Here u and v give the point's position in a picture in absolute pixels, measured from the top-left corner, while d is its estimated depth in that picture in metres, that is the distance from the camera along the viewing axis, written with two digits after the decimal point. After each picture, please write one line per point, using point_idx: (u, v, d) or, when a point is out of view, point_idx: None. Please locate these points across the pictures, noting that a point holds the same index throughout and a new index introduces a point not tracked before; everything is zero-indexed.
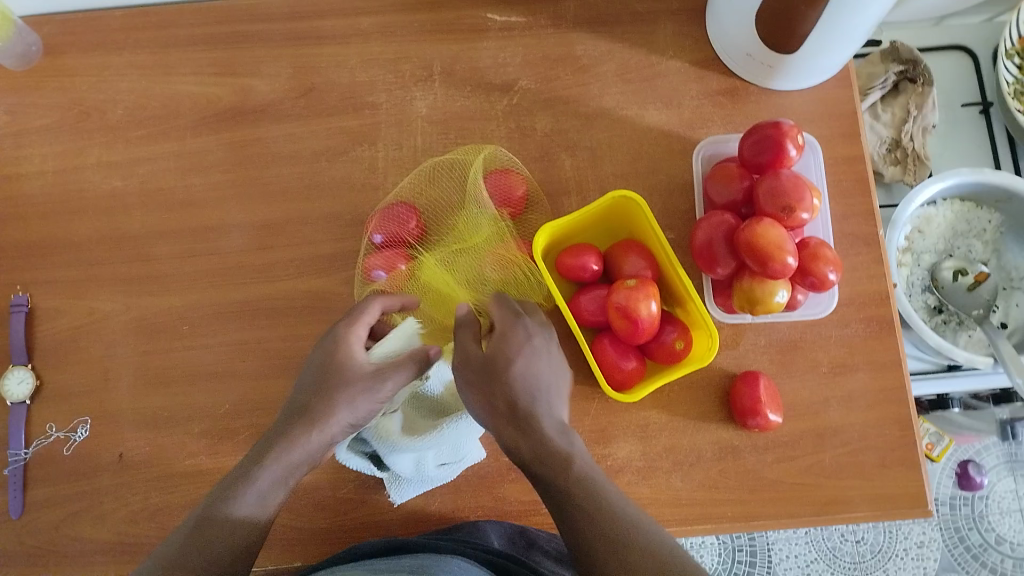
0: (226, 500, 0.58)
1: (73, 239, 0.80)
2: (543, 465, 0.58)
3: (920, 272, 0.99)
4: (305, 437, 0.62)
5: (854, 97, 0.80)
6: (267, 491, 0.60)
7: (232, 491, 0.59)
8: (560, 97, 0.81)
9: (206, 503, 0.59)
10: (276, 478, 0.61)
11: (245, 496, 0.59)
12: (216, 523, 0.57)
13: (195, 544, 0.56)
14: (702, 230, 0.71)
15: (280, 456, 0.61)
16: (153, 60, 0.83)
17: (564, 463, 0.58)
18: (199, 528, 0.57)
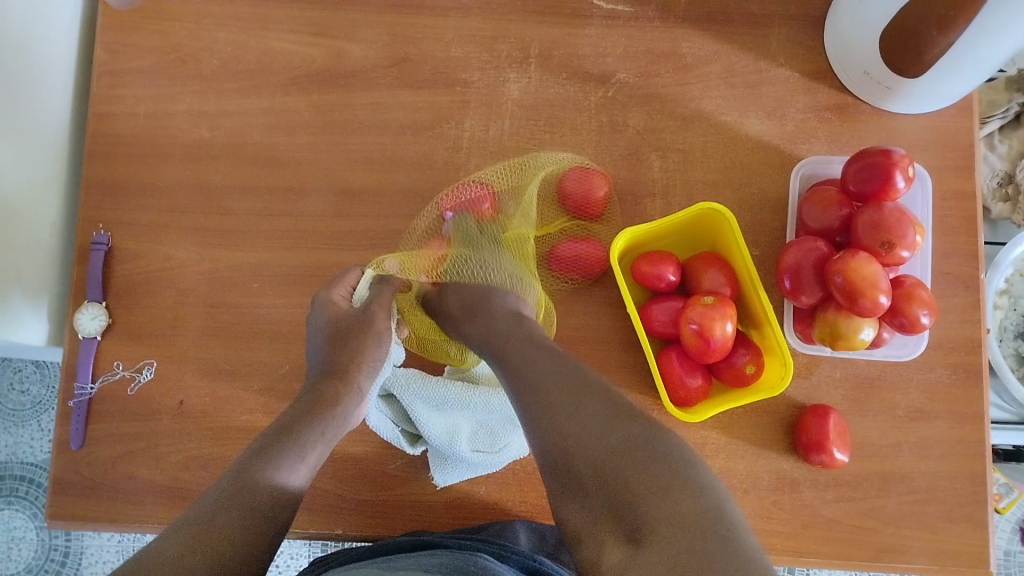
0: (265, 463, 0.57)
1: (157, 184, 0.81)
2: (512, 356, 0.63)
3: (1016, 318, 0.93)
4: (336, 389, 0.66)
5: (973, 128, 0.75)
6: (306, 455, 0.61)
7: (273, 457, 0.58)
8: (658, 94, 0.78)
9: (234, 469, 0.57)
10: (313, 443, 0.62)
11: (287, 464, 0.59)
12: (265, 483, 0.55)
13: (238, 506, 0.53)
14: (791, 254, 0.67)
15: (317, 421, 0.64)
16: (252, 13, 0.83)
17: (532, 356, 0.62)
18: (237, 489, 0.54)
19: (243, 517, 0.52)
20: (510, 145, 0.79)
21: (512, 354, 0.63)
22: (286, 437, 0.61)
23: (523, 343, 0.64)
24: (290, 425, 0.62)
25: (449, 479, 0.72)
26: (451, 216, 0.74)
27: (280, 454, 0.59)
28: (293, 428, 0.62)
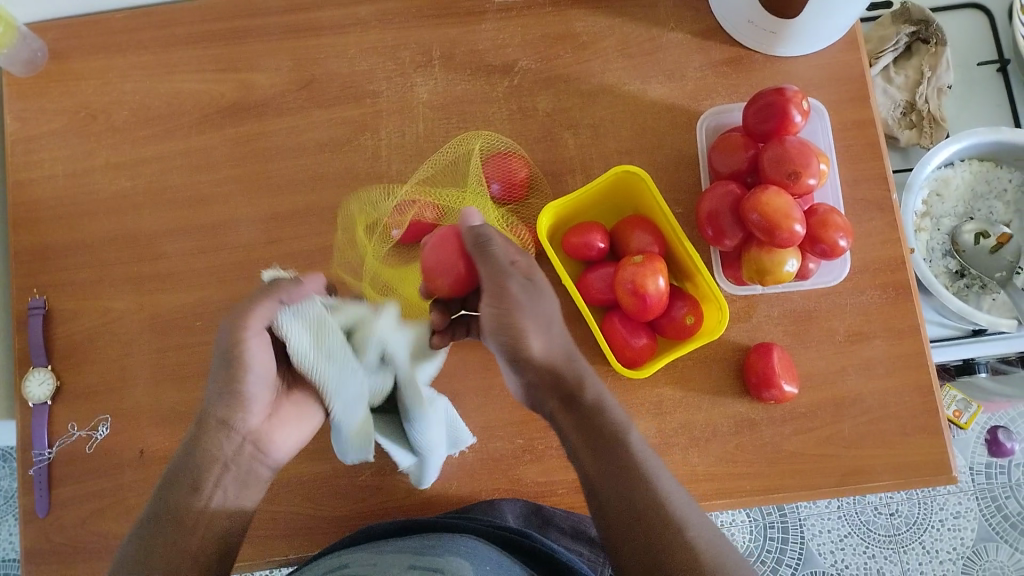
0: (178, 488, 0.61)
1: (86, 241, 0.82)
2: (602, 416, 0.63)
3: (940, 237, 0.97)
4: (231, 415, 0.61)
5: (862, 59, 0.79)
6: (214, 481, 0.61)
7: (184, 482, 0.61)
8: (561, 75, 0.80)
9: (164, 485, 0.62)
10: (221, 464, 0.62)
11: (194, 487, 0.61)
12: (175, 512, 0.60)
13: (156, 533, 0.59)
14: (708, 201, 0.71)
15: (224, 443, 0.62)
16: (155, 60, 0.84)
17: (620, 428, 0.63)
18: (156, 515, 0.60)
19: (156, 544, 0.58)
20: (427, 146, 0.80)
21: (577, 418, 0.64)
22: (194, 461, 0.61)
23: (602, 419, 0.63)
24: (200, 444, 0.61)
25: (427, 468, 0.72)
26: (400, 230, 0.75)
27: (190, 477, 0.61)
28: (199, 444, 0.61)
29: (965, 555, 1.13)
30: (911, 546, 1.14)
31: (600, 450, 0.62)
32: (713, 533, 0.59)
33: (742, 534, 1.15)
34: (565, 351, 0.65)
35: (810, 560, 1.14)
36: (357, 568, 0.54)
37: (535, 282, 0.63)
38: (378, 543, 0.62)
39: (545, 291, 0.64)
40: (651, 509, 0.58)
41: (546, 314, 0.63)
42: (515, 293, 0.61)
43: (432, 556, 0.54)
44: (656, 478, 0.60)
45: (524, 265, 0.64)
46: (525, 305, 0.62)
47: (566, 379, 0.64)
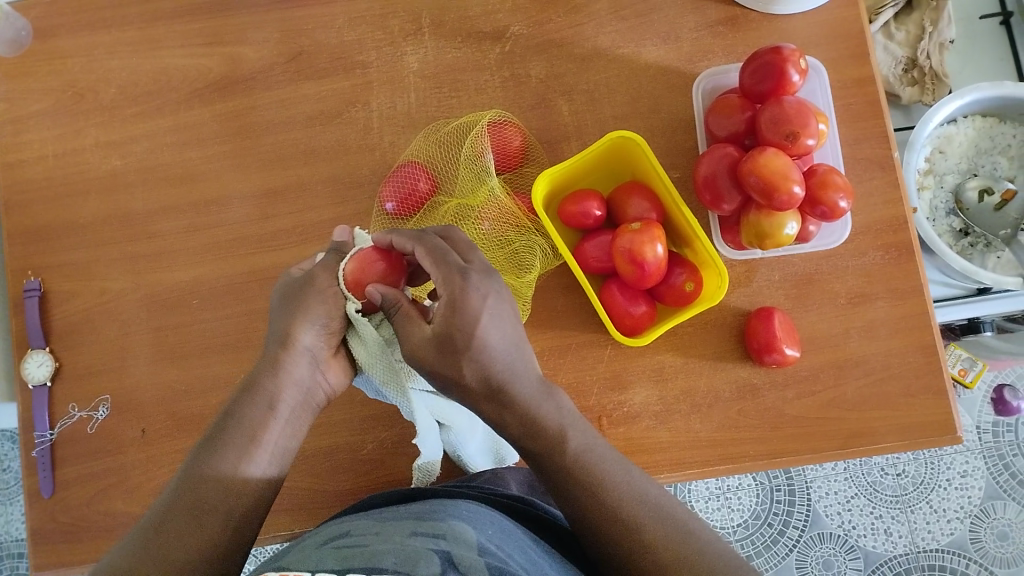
0: (210, 461, 0.55)
1: (78, 222, 0.81)
2: (535, 439, 0.56)
3: (944, 195, 0.96)
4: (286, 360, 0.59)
5: (861, 15, 0.77)
6: (265, 430, 0.57)
7: (221, 450, 0.55)
8: (553, 40, 0.79)
9: (189, 459, 0.56)
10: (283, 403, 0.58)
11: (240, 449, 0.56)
12: (212, 485, 0.54)
13: (189, 511, 0.53)
14: (705, 164, 0.70)
15: (291, 367, 0.59)
16: (141, 36, 0.82)
17: (557, 441, 0.55)
18: (180, 495, 0.53)
19: (200, 515, 0.53)
20: (419, 117, 0.79)
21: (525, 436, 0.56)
22: (243, 411, 0.57)
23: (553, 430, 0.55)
24: (271, 369, 0.59)
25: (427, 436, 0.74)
26: (392, 207, 0.75)
27: (230, 441, 0.56)
28: (264, 376, 0.58)
29: (972, 513, 1.12)
30: (918, 506, 1.14)
31: (548, 478, 0.56)
32: (680, 533, 0.51)
33: (749, 498, 1.16)
34: (496, 371, 0.56)
35: (817, 521, 1.14)
36: (356, 536, 0.53)
37: (440, 324, 0.56)
38: (380, 508, 0.62)
39: (460, 325, 0.55)
40: (601, 528, 0.52)
41: (457, 358, 0.55)
42: (418, 347, 0.56)
43: (433, 521, 0.53)
44: (603, 483, 0.54)
45: (441, 305, 0.56)
46: (430, 362, 0.56)
47: (485, 403, 0.56)
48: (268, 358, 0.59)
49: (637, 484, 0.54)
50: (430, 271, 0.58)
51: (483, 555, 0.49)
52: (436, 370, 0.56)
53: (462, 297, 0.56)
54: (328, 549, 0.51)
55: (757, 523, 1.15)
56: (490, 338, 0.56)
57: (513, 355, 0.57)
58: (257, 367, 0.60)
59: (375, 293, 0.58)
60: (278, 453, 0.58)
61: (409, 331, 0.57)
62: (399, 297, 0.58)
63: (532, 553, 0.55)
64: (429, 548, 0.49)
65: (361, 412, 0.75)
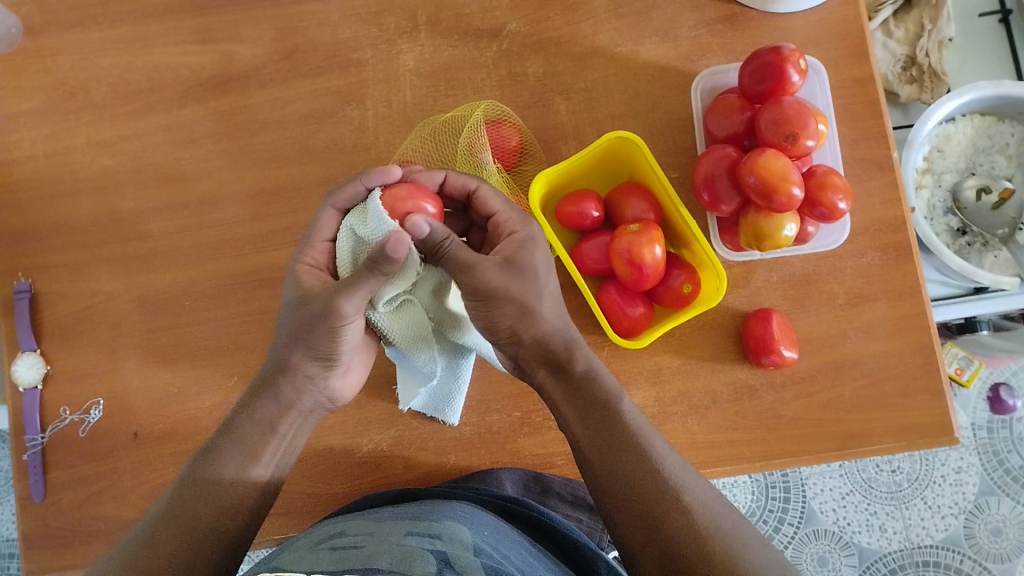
0: (207, 476, 0.56)
1: (69, 222, 0.80)
2: (591, 385, 0.60)
3: (942, 194, 0.96)
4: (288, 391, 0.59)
5: (861, 13, 0.76)
6: (264, 449, 0.59)
7: (220, 464, 0.56)
8: (551, 38, 0.78)
9: (185, 470, 0.57)
10: (282, 427, 0.60)
11: (241, 472, 0.57)
12: (211, 501, 0.55)
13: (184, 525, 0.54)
14: (704, 164, 0.70)
15: (293, 393, 0.60)
16: (132, 33, 0.81)
17: (614, 396, 0.59)
18: (175, 509, 0.54)
19: (192, 529, 0.54)
20: (414, 115, 0.78)
21: (586, 383, 0.60)
22: (246, 427, 0.58)
23: (611, 387, 0.60)
24: (276, 392, 0.59)
25: (423, 431, 0.74)
26: None
27: (230, 457, 0.57)
28: (267, 397, 0.59)
29: (966, 509, 1.13)
30: (913, 503, 1.14)
31: (596, 426, 0.58)
32: (715, 503, 0.54)
33: (744, 495, 1.16)
34: (558, 320, 0.62)
35: (812, 518, 1.14)
36: (351, 536, 0.52)
37: (514, 250, 0.60)
38: (379, 508, 0.62)
39: (535, 255, 0.60)
40: (645, 481, 0.54)
41: (531, 288, 0.59)
42: (490, 272, 0.57)
43: (429, 521, 0.52)
44: (651, 444, 0.57)
45: (513, 236, 0.60)
46: (503, 285, 0.58)
47: (557, 349, 0.61)
48: (272, 379, 0.59)
49: (676, 455, 0.58)
50: (498, 208, 0.62)
51: (480, 556, 0.49)
52: (510, 295, 0.58)
53: (539, 234, 0.61)
54: (323, 548, 0.50)
55: (753, 520, 1.15)
56: (551, 285, 0.62)
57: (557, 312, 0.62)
58: (260, 378, 0.60)
59: (421, 223, 0.54)
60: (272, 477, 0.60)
61: (477, 260, 0.57)
62: (448, 235, 0.56)
63: (526, 553, 0.55)
64: (423, 548, 0.48)
65: (356, 414, 0.74)
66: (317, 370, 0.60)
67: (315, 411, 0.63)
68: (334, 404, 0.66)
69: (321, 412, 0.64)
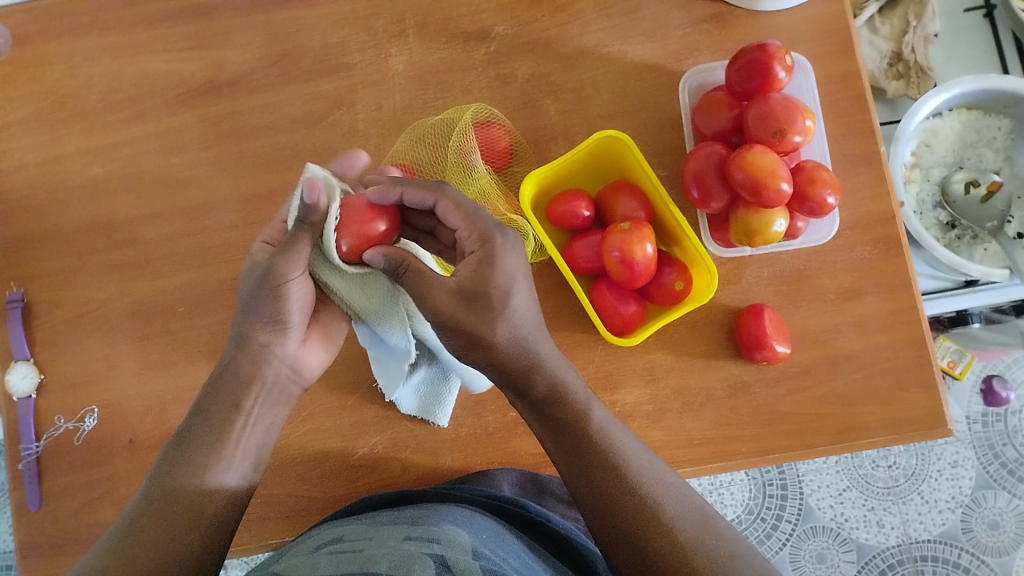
0: (175, 469, 0.55)
1: (61, 231, 0.80)
2: (558, 405, 0.57)
3: (931, 188, 0.96)
4: (242, 364, 0.59)
5: (846, 10, 0.77)
6: (232, 428, 0.58)
7: (188, 451, 0.56)
8: (539, 39, 0.78)
9: (155, 467, 0.57)
10: (247, 405, 0.59)
11: (209, 457, 0.56)
12: (188, 492, 0.54)
13: (159, 513, 0.54)
14: (693, 161, 0.70)
15: (252, 366, 0.59)
16: (122, 41, 0.81)
17: (583, 410, 0.58)
18: (148, 503, 0.54)
19: (167, 519, 0.53)
20: (404, 118, 0.78)
21: (552, 403, 0.57)
22: (210, 410, 0.58)
23: (579, 401, 0.58)
24: (233, 368, 0.59)
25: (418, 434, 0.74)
26: None
27: (198, 445, 0.56)
28: (226, 375, 0.59)
29: (963, 503, 1.13)
30: (910, 497, 1.14)
31: (568, 446, 0.57)
32: (697, 515, 0.55)
33: (741, 493, 1.16)
34: (524, 336, 0.56)
35: (810, 515, 1.14)
36: (350, 541, 0.52)
37: (469, 278, 0.54)
38: (373, 513, 0.62)
39: (494, 283, 0.54)
40: (623, 505, 0.54)
41: (491, 317, 0.54)
42: (441, 303, 0.54)
43: (427, 526, 0.52)
44: (625, 461, 0.56)
45: (472, 259, 0.55)
46: (455, 314, 0.53)
47: (516, 373, 0.56)
48: (231, 358, 0.59)
49: (653, 464, 0.57)
50: (457, 224, 0.57)
51: (479, 559, 0.49)
52: (463, 329, 0.54)
53: (499, 254, 0.55)
54: (322, 554, 0.50)
55: (750, 517, 1.15)
56: (520, 303, 0.56)
57: (532, 329, 0.57)
58: (219, 364, 0.60)
59: (376, 257, 0.56)
60: (248, 460, 0.58)
61: (428, 288, 0.54)
62: (405, 258, 0.56)
63: (524, 556, 0.55)
64: (423, 553, 0.48)
65: (352, 417, 0.74)
66: (270, 339, 0.60)
67: (283, 389, 0.62)
68: (308, 385, 0.65)
69: (293, 389, 0.63)
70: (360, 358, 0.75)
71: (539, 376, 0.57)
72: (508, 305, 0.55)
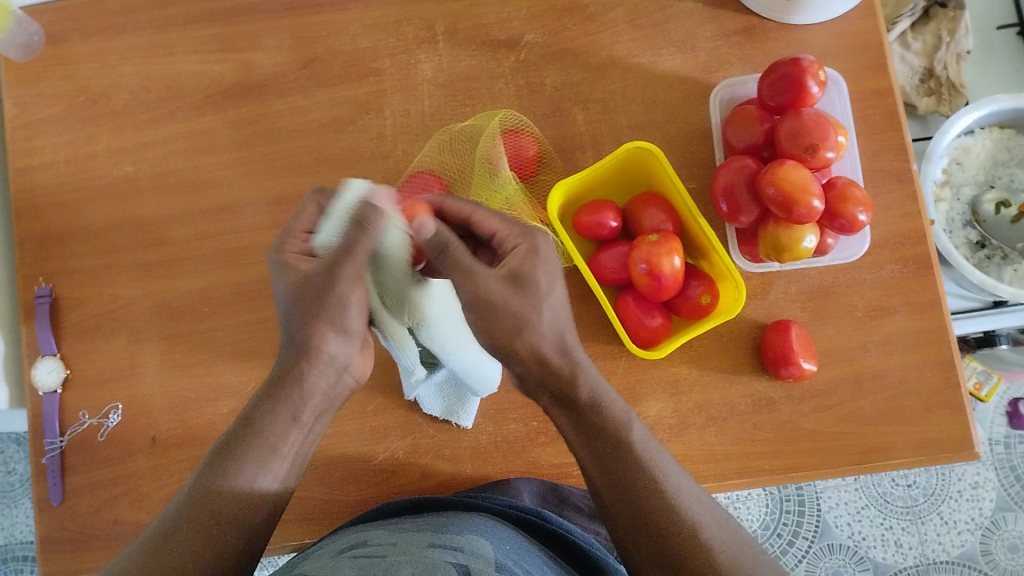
0: (229, 471, 0.55)
1: (89, 229, 0.81)
2: (598, 413, 0.58)
3: (960, 207, 0.95)
4: (305, 372, 0.59)
5: (880, 25, 0.76)
6: (287, 438, 0.58)
7: (241, 458, 0.56)
8: (569, 48, 0.78)
9: (204, 468, 0.56)
10: (306, 413, 0.59)
11: (261, 463, 0.56)
12: (237, 493, 0.54)
13: (206, 525, 0.53)
14: (723, 175, 0.70)
15: (315, 375, 0.59)
16: (154, 41, 0.82)
17: (622, 421, 0.58)
18: (197, 506, 0.54)
19: (218, 522, 0.54)
20: (432, 124, 0.78)
21: (591, 406, 0.58)
22: (265, 417, 0.57)
23: (618, 408, 0.59)
24: (294, 376, 0.59)
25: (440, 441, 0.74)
26: None
27: (251, 452, 0.56)
28: (288, 383, 0.59)
29: (983, 525, 1.11)
30: (929, 518, 1.12)
31: (605, 456, 0.57)
32: (733, 535, 0.55)
33: (758, 508, 1.15)
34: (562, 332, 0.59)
35: (827, 532, 1.13)
36: (374, 546, 0.52)
37: (516, 264, 0.57)
38: (398, 518, 0.62)
39: (536, 270, 0.58)
40: (660, 523, 0.54)
41: (534, 301, 0.57)
42: (486, 285, 0.56)
43: (451, 534, 0.52)
44: (664, 476, 0.56)
45: (517, 249, 0.58)
46: (503, 297, 0.56)
47: (556, 368, 0.58)
48: (291, 366, 0.59)
49: (687, 481, 0.58)
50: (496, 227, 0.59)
51: (502, 570, 0.49)
52: (507, 315, 0.57)
53: (539, 244, 0.59)
54: (345, 558, 0.50)
55: (766, 533, 1.14)
56: (558, 291, 0.59)
57: (566, 328, 0.60)
58: (277, 369, 0.60)
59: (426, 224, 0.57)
60: (293, 472, 0.58)
61: (477, 267, 0.56)
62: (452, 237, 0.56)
63: (547, 570, 0.55)
64: (446, 561, 0.48)
65: (373, 422, 0.74)
66: (334, 347, 0.60)
67: (336, 396, 0.62)
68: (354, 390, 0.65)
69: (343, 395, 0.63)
70: (383, 363, 0.75)
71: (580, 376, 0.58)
72: (545, 296, 0.58)
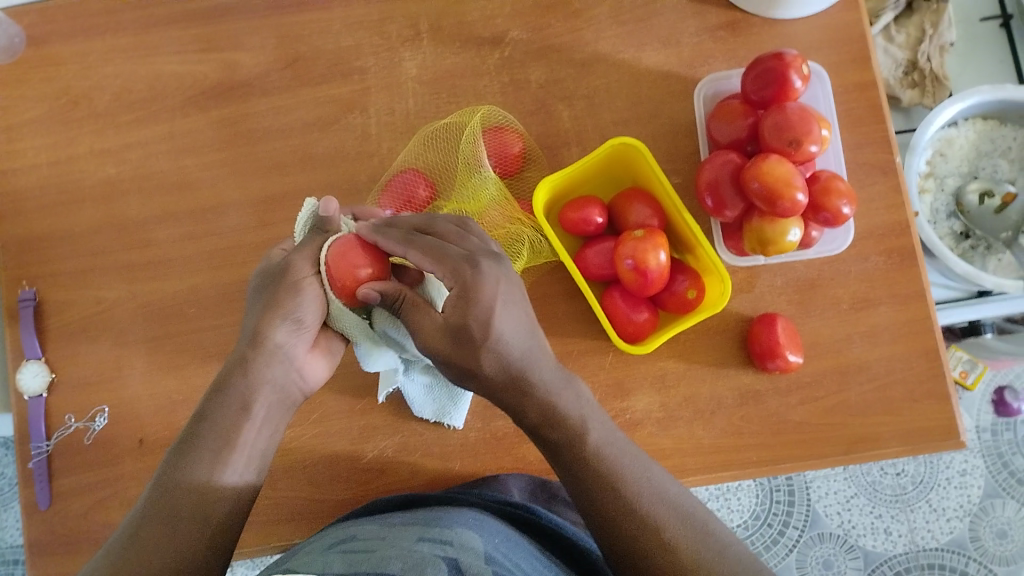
0: (185, 471, 0.53)
1: (73, 231, 0.80)
2: (555, 426, 0.56)
3: (945, 198, 0.96)
4: (255, 363, 0.57)
5: (862, 18, 0.77)
6: (242, 431, 0.55)
7: (196, 456, 0.54)
8: (553, 45, 0.78)
9: (160, 468, 0.54)
10: (259, 407, 0.57)
11: (212, 457, 0.54)
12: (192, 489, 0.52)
13: (165, 519, 0.51)
14: (707, 170, 0.70)
15: (264, 365, 0.57)
16: (137, 42, 0.82)
17: (578, 432, 0.56)
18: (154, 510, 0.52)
19: (173, 521, 0.51)
20: (417, 122, 0.78)
21: (545, 424, 0.56)
22: (217, 412, 0.55)
23: (574, 416, 0.56)
24: (243, 367, 0.57)
25: (429, 440, 0.74)
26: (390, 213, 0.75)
27: (204, 448, 0.54)
28: (237, 376, 0.57)
29: (971, 512, 1.12)
30: (917, 505, 1.13)
31: (566, 466, 0.56)
32: (700, 532, 0.53)
33: (749, 500, 1.15)
34: (516, 358, 0.55)
35: (817, 522, 1.14)
36: (363, 541, 0.52)
37: (452, 314, 0.54)
38: (387, 513, 0.62)
39: (475, 314, 0.54)
40: (623, 529, 0.54)
41: (474, 348, 0.54)
42: (431, 338, 0.55)
43: (440, 528, 0.52)
44: (625, 480, 0.55)
45: (452, 295, 0.55)
46: (445, 351, 0.55)
47: (503, 396, 0.56)
48: (241, 359, 0.57)
49: (654, 477, 0.56)
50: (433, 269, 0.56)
51: (491, 563, 0.49)
52: (454, 362, 0.55)
53: (475, 285, 0.54)
54: (334, 553, 0.50)
55: (757, 523, 1.14)
56: (506, 326, 0.55)
57: (528, 351, 0.56)
58: (228, 365, 0.58)
59: (372, 292, 0.58)
60: (251, 468, 0.56)
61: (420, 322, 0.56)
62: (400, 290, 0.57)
63: (536, 562, 0.55)
64: (435, 555, 0.48)
65: (362, 420, 0.74)
66: (286, 336, 0.58)
67: (291, 395, 0.59)
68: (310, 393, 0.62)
69: (300, 394, 0.60)
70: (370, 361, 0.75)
71: (527, 392, 0.56)
72: (490, 332, 0.54)
